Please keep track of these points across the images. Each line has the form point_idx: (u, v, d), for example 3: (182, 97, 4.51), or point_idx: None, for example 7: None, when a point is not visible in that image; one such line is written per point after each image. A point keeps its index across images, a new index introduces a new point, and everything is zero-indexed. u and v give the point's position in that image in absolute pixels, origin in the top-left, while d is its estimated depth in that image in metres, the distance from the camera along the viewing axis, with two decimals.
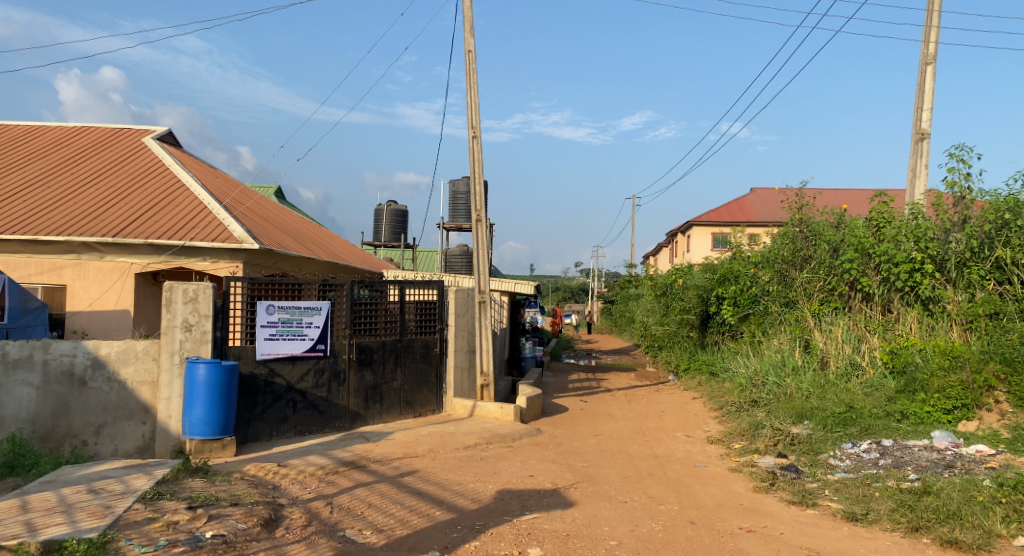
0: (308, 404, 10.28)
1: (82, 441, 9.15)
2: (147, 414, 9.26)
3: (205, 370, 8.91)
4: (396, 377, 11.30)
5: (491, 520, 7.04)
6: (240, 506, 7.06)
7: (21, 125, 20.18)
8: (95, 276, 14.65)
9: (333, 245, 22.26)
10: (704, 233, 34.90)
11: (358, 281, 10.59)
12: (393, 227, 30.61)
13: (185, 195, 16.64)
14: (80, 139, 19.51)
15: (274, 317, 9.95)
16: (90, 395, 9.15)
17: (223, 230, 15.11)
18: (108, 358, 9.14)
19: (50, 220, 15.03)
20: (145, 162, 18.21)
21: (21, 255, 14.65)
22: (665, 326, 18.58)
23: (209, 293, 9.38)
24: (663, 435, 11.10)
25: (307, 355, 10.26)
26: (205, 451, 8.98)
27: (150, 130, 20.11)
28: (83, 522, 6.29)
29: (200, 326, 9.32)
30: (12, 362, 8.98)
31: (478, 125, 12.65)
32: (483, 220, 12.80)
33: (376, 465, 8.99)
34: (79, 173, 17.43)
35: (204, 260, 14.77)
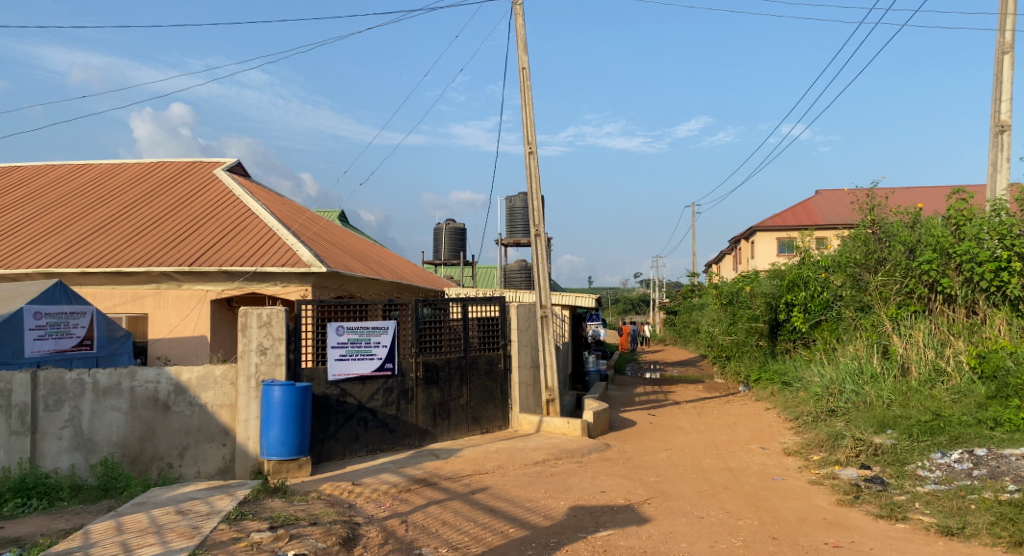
0: (379, 422, 10.46)
1: (168, 463, 9.50)
2: (227, 436, 9.58)
3: (281, 393, 9.14)
4: (462, 394, 11.39)
5: (565, 537, 7.00)
6: (319, 525, 7.21)
7: (103, 163, 21.26)
8: (174, 304, 15.29)
9: (394, 265, 22.59)
10: (768, 239, 34.21)
11: (422, 300, 10.74)
12: (452, 246, 30.97)
13: (254, 223, 17.21)
14: (157, 174, 20.41)
15: (343, 337, 10.18)
16: (174, 419, 9.51)
17: (292, 255, 15.55)
18: (190, 383, 9.50)
19: (131, 252, 15.74)
20: (217, 193, 18.92)
21: (106, 286, 15.45)
22: (732, 335, 18.18)
23: (282, 316, 9.66)
24: (736, 447, 10.86)
25: (376, 374, 10.46)
26: (283, 471, 9.21)
27: (220, 162, 20.91)
28: (173, 542, 6.53)
29: (274, 349, 9.60)
30: (102, 390, 9.39)
31: (535, 140, 12.72)
32: (542, 235, 12.85)
33: (447, 483, 9.06)
34: (156, 207, 18.23)
35: (274, 284, 15.24)
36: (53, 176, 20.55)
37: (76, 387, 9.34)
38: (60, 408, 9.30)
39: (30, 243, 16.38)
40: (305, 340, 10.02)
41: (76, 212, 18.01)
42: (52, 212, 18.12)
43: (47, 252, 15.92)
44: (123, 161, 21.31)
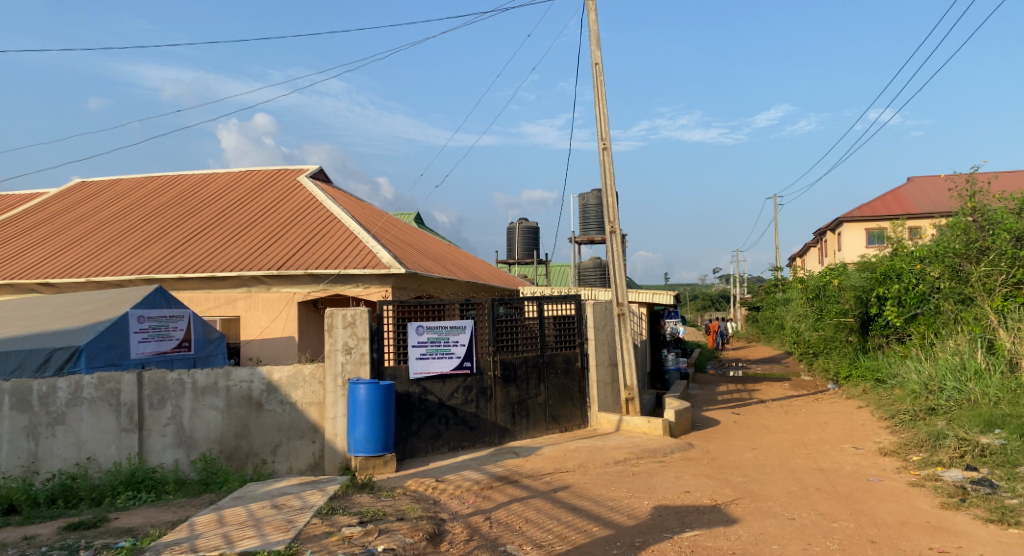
0: (459, 420, 10.59)
1: (262, 459, 9.87)
2: (316, 433, 9.90)
3: (366, 391, 9.37)
4: (541, 392, 11.40)
5: (651, 536, 6.92)
6: (406, 521, 7.36)
7: (195, 174, 22.28)
8: (264, 306, 15.90)
9: (470, 266, 22.82)
10: (857, 230, 32.94)
11: (498, 299, 10.81)
12: (526, 244, 31.09)
13: (336, 228, 17.72)
14: (244, 183, 21.24)
15: (423, 337, 10.36)
16: (267, 417, 9.88)
17: (372, 257, 15.92)
18: (281, 382, 9.87)
19: (223, 258, 16.44)
20: (301, 200, 19.57)
21: (201, 290, 16.19)
22: (819, 331, 17.57)
23: (366, 316, 9.90)
24: (827, 447, 10.47)
25: (456, 372, 10.60)
26: (370, 468, 9.44)
27: (303, 169, 21.62)
28: (270, 535, 6.79)
29: (359, 348, 9.86)
30: (200, 389, 9.84)
31: (609, 136, 12.61)
32: (617, 231, 12.75)
33: (529, 480, 9.09)
34: (245, 214, 18.99)
35: (357, 286, 15.66)
36: (149, 188, 21.64)
37: (176, 387, 9.82)
38: (164, 407, 9.80)
39: (132, 251, 17.31)
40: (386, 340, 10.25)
41: (172, 221, 18.93)
42: (151, 222, 19.10)
43: (147, 259, 16.78)
44: (212, 171, 22.27)
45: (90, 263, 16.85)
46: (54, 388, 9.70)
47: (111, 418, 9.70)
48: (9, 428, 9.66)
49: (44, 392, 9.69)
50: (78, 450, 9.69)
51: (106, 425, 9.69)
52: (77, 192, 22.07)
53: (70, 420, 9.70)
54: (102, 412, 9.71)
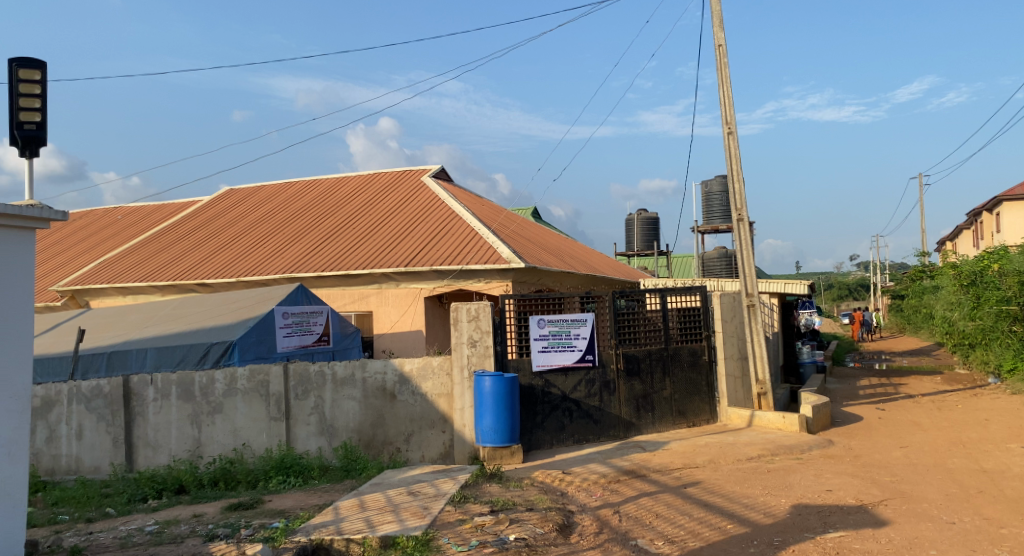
0: (583, 413, 10.58)
1: (396, 448, 10.25)
2: (446, 423, 10.19)
3: (491, 382, 9.54)
4: (666, 386, 11.18)
5: (790, 536, 6.64)
6: (536, 512, 7.43)
7: (328, 178, 23.44)
8: (394, 302, 16.57)
9: (590, 259, 22.70)
10: (1019, 209, 30.14)
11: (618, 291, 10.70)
12: (646, 236, 30.58)
13: (459, 224, 18.12)
14: (373, 185, 22.15)
15: (545, 330, 10.42)
16: (400, 407, 10.25)
17: (493, 252, 16.19)
18: (412, 374, 10.22)
19: (355, 256, 17.21)
20: (425, 199, 20.19)
21: (337, 288, 17.02)
22: (977, 320, 16.26)
23: (489, 310, 10.05)
24: (991, 447, 9.65)
25: (578, 365, 10.59)
26: (497, 458, 9.60)
27: (426, 169, 22.29)
28: (408, 521, 7.04)
29: (483, 341, 10.03)
30: (339, 380, 10.35)
31: (734, 119, 12.17)
32: (745, 219, 12.29)
33: (658, 475, 8.96)
34: (374, 214, 19.77)
35: (479, 281, 15.97)
36: (288, 193, 22.97)
37: (318, 378, 10.38)
38: (307, 397, 10.38)
39: (274, 253, 18.44)
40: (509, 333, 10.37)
41: (309, 224, 20.00)
42: (291, 225, 20.26)
43: (288, 260, 17.82)
44: (343, 175, 23.36)
45: (238, 264, 18.11)
46: (212, 379, 10.50)
47: (262, 408, 10.39)
48: (176, 415, 10.55)
49: (204, 383, 10.52)
50: (235, 436, 10.43)
51: (258, 414, 10.39)
52: (227, 199, 23.77)
53: (226, 409, 10.47)
54: (254, 401, 10.41)
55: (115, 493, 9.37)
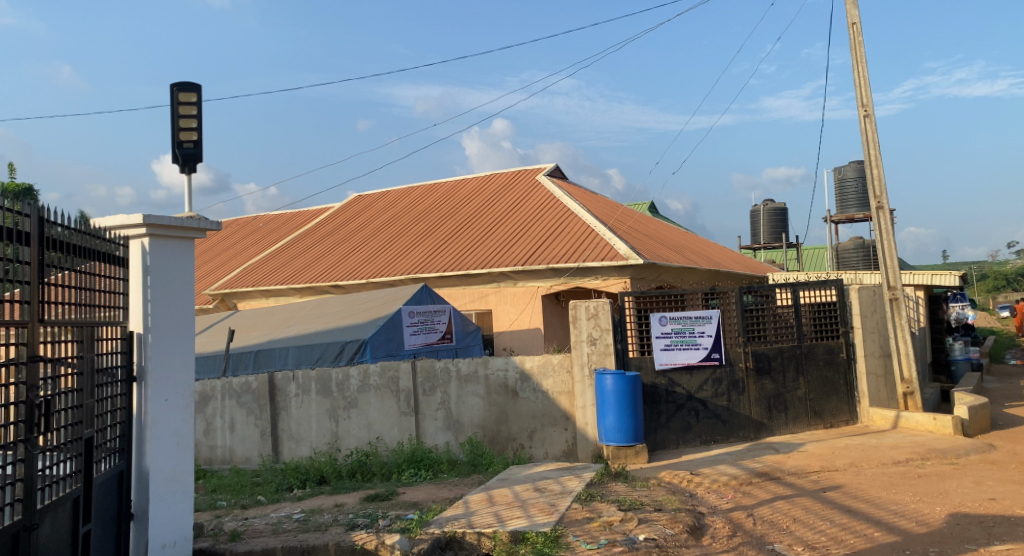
0: (711, 413, 10.30)
1: (520, 444, 10.35)
2: (568, 421, 10.19)
3: (612, 381, 9.48)
4: (800, 386, 10.70)
5: (948, 547, 6.18)
6: (665, 512, 7.31)
7: (448, 180, 24.04)
8: (513, 300, 16.80)
9: (713, 254, 22.09)
10: None
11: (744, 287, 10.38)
12: (773, 227, 29.44)
13: (577, 222, 18.09)
14: (491, 185, 22.50)
15: (667, 328, 10.24)
16: (522, 404, 10.36)
17: (612, 249, 16.06)
18: (532, 371, 10.30)
19: (474, 256, 17.55)
20: (541, 197, 20.31)
21: (457, 287, 17.41)
22: None
23: (608, 307, 9.98)
24: None
25: (704, 363, 10.32)
26: (621, 457, 9.49)
27: (541, 168, 22.44)
28: (537, 517, 7.10)
29: (603, 339, 9.96)
30: (463, 376, 10.58)
31: (871, 101, 11.47)
32: (885, 207, 11.58)
33: (793, 478, 8.59)
34: (493, 214, 20.08)
35: (597, 278, 15.90)
36: (411, 197, 23.73)
37: (443, 375, 10.65)
38: (434, 393, 10.67)
39: (400, 254, 19.10)
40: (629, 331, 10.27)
41: (430, 226, 20.58)
42: (414, 227, 20.94)
43: (413, 261, 18.42)
44: (462, 177, 23.88)
45: (367, 266, 18.89)
46: (347, 376, 11.01)
47: (393, 403, 10.79)
48: (315, 410, 11.14)
49: (340, 379, 11.05)
50: (369, 430, 10.88)
51: (390, 409, 10.80)
52: (355, 204, 24.86)
53: (361, 404, 10.95)
54: (385, 397, 10.84)
55: (265, 482, 10.00)
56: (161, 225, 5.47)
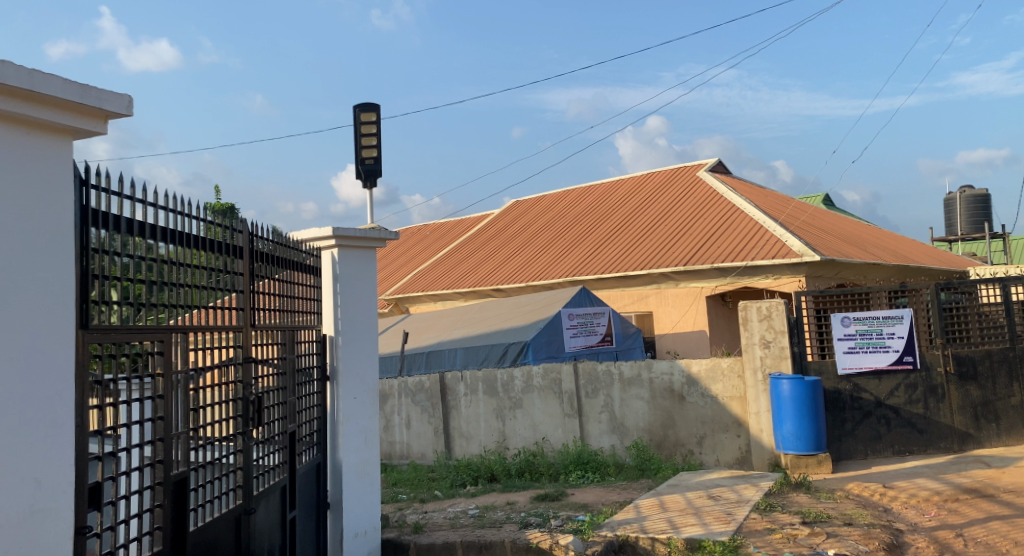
0: (904, 422, 9.42)
1: (689, 450, 9.99)
2: (740, 427, 9.69)
3: (789, 386, 8.87)
4: (1013, 393, 9.55)
5: None
6: (856, 527, 6.76)
7: (605, 181, 23.88)
8: (675, 301, 16.37)
9: (900, 247, 20.34)
10: None
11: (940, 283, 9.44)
12: (973, 217, 26.70)
13: (744, 218, 17.31)
14: (650, 183, 22.07)
15: (851, 329, 9.50)
16: (690, 409, 10.00)
17: (783, 246, 15.19)
18: (700, 375, 9.90)
19: (635, 257, 17.27)
20: (703, 194, 19.65)
21: (617, 289, 17.22)
22: None
23: (782, 308, 9.35)
24: None
25: (895, 368, 9.45)
26: (802, 467, 8.93)
27: (702, 164, 21.73)
28: (713, 525, 6.78)
29: (778, 342, 9.37)
30: (627, 380, 10.39)
31: None
32: None
33: (1009, 496, 7.65)
34: (653, 213, 19.67)
35: (767, 277, 15.12)
36: (568, 199, 23.81)
37: (606, 378, 10.52)
38: (597, 395, 10.57)
39: (560, 257, 19.19)
40: (808, 333, 9.62)
41: (589, 227, 20.51)
42: (573, 229, 20.97)
43: (572, 263, 18.44)
44: (620, 177, 23.64)
45: (528, 270, 19.14)
46: (512, 377, 11.19)
47: (557, 405, 10.83)
48: (483, 409, 11.40)
49: (506, 380, 11.24)
50: (535, 431, 10.98)
51: (554, 411, 10.85)
52: (515, 209, 25.30)
53: (526, 405, 11.08)
54: (549, 398, 10.90)
55: (439, 477, 10.35)
56: (348, 236, 5.77)
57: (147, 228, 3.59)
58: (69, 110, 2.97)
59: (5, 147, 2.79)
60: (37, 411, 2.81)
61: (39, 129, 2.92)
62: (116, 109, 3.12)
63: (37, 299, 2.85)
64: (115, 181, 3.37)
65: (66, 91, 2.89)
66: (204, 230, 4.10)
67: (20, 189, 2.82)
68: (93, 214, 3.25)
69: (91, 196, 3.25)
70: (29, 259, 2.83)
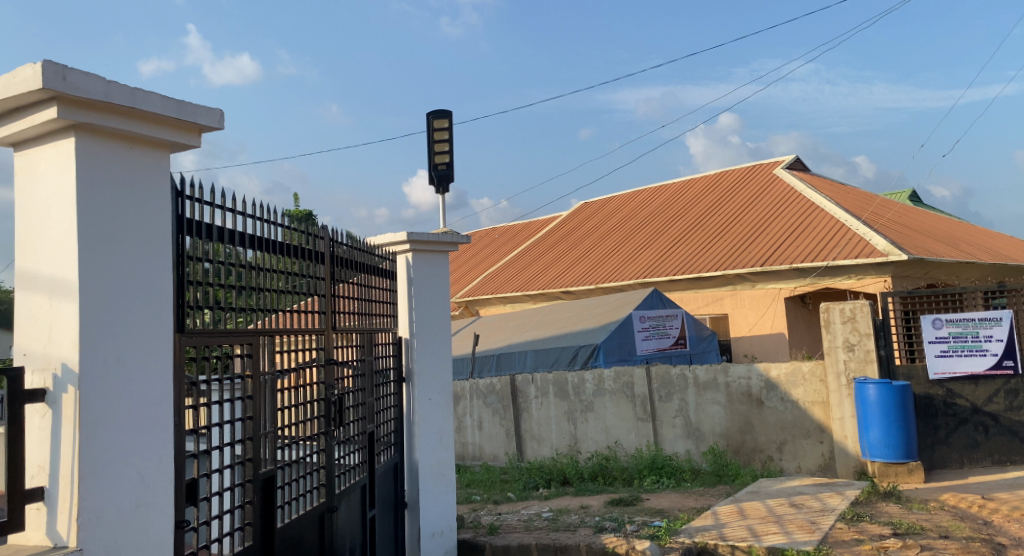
0: (1004, 429, 8.87)
1: (769, 456, 9.65)
2: (824, 434, 9.24)
3: (876, 391, 8.47)
4: None
5: None
6: (953, 540, 6.38)
7: (677, 181, 23.46)
8: (751, 303, 15.94)
9: (994, 244, 19.25)
10: None
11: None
12: None
13: (824, 216, 16.70)
14: (723, 182, 21.56)
15: (943, 331, 9.02)
16: (769, 414, 9.65)
17: (866, 245, 14.57)
18: (779, 380, 9.56)
19: (709, 257, 16.88)
20: (780, 192, 19.06)
21: (691, 291, 16.87)
22: None
23: (867, 310, 8.93)
24: None
25: (993, 372, 8.86)
26: (891, 475, 8.50)
27: (779, 161, 21.09)
28: (796, 534, 6.52)
29: (863, 345, 8.93)
30: (702, 384, 10.13)
31: None
32: None
33: None
34: (728, 213, 19.20)
35: (849, 277, 14.53)
36: (639, 200, 23.48)
37: (680, 382, 10.30)
38: (671, 399, 10.36)
39: (631, 258, 18.93)
40: (895, 335, 9.22)
41: (660, 228, 20.18)
42: (644, 230, 20.67)
43: (644, 264, 18.16)
44: (692, 176, 23.18)
45: (598, 271, 18.95)
46: (583, 379, 11.08)
47: (630, 408, 10.67)
48: (554, 412, 11.33)
49: (577, 382, 11.14)
50: (607, 434, 10.84)
51: (626, 415, 10.69)
52: (584, 211, 25.12)
53: (597, 408, 10.95)
54: (622, 402, 10.74)
55: (512, 479, 10.33)
56: (423, 240, 5.81)
57: (235, 235, 3.69)
58: (168, 126, 3.06)
59: (112, 161, 2.89)
60: (142, 410, 2.91)
61: (141, 144, 3.02)
62: (209, 123, 3.19)
63: (142, 303, 2.96)
64: (205, 192, 3.48)
65: (164, 107, 2.98)
66: (289, 236, 4.20)
67: (125, 200, 2.92)
68: (188, 223, 3.36)
69: (188, 207, 3.37)
70: (135, 265, 2.94)
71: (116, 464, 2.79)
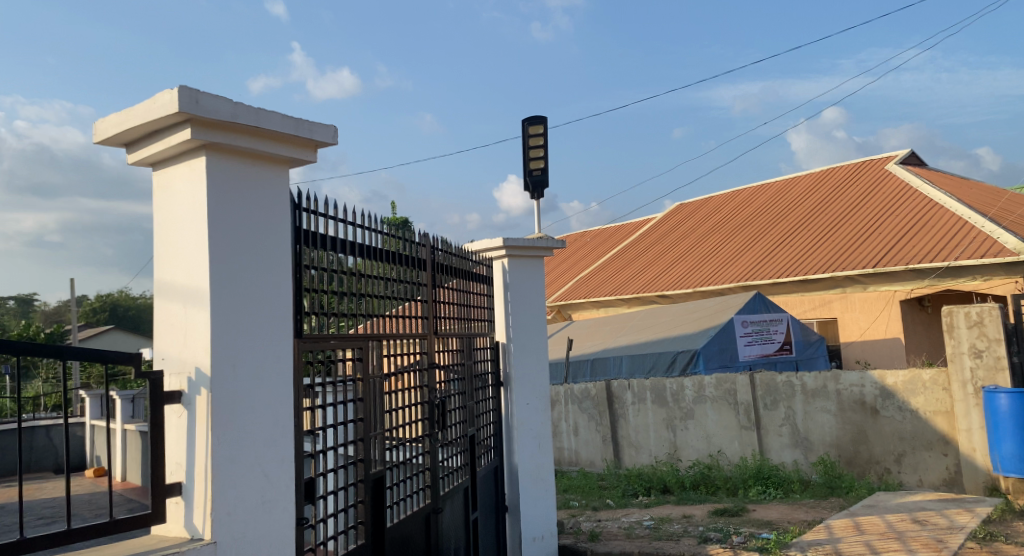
0: None
1: (886, 468, 9.03)
2: (948, 445, 8.49)
3: (1008, 400, 7.61)
4: None
5: None
6: None
7: (779, 180, 22.57)
8: (862, 307, 15.10)
9: None
10: None
11: None
12: None
13: (943, 213, 15.62)
14: (830, 179, 20.56)
15: None
16: (885, 424, 9.05)
17: (992, 243, 13.50)
18: (897, 388, 8.95)
19: (816, 259, 16.10)
20: (894, 188, 17.99)
21: (796, 294, 16.15)
22: None
23: (997, 313, 8.04)
24: None
25: None
26: None
27: (891, 156, 19.92)
28: (920, 552, 6.05)
29: (992, 351, 8.06)
30: (811, 392, 9.65)
31: None
32: None
33: None
34: (835, 211, 18.29)
35: (975, 278, 13.46)
36: (738, 200, 22.73)
37: (787, 389, 9.85)
38: (777, 407, 9.92)
39: (731, 260, 18.31)
40: None
41: (762, 229, 19.44)
42: (745, 231, 19.96)
43: (745, 267, 17.53)
44: (795, 174, 22.23)
45: (697, 274, 18.43)
46: (682, 386, 10.77)
47: (733, 416, 10.28)
48: (652, 419, 11.06)
49: (676, 389, 10.84)
50: (708, 443, 10.48)
51: (729, 423, 10.31)
52: (680, 212, 24.52)
53: (698, 415, 10.61)
54: (724, 410, 10.37)
55: (610, 486, 10.14)
56: (519, 246, 5.75)
57: (342, 243, 3.74)
58: (289, 143, 3.13)
59: (240, 179, 2.97)
60: (267, 411, 2.96)
61: (266, 162, 3.09)
62: (324, 138, 3.23)
63: (268, 307, 3.02)
64: (316, 201, 3.54)
65: (285, 125, 3.03)
66: (392, 242, 4.24)
67: (251, 212, 3.00)
68: (304, 235, 3.43)
69: (305, 219, 3.45)
70: (261, 272, 3.01)
71: (245, 463, 2.86)
